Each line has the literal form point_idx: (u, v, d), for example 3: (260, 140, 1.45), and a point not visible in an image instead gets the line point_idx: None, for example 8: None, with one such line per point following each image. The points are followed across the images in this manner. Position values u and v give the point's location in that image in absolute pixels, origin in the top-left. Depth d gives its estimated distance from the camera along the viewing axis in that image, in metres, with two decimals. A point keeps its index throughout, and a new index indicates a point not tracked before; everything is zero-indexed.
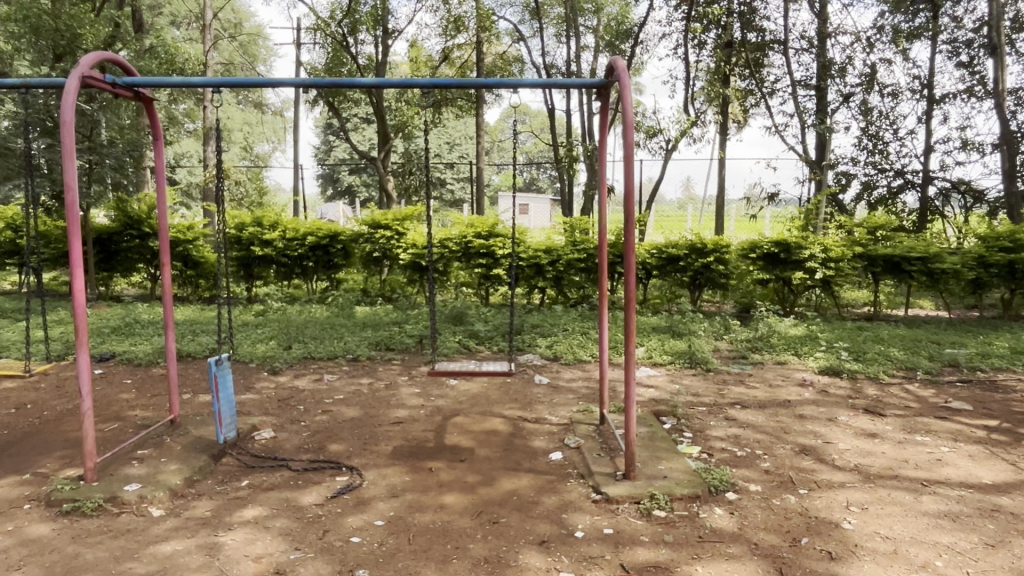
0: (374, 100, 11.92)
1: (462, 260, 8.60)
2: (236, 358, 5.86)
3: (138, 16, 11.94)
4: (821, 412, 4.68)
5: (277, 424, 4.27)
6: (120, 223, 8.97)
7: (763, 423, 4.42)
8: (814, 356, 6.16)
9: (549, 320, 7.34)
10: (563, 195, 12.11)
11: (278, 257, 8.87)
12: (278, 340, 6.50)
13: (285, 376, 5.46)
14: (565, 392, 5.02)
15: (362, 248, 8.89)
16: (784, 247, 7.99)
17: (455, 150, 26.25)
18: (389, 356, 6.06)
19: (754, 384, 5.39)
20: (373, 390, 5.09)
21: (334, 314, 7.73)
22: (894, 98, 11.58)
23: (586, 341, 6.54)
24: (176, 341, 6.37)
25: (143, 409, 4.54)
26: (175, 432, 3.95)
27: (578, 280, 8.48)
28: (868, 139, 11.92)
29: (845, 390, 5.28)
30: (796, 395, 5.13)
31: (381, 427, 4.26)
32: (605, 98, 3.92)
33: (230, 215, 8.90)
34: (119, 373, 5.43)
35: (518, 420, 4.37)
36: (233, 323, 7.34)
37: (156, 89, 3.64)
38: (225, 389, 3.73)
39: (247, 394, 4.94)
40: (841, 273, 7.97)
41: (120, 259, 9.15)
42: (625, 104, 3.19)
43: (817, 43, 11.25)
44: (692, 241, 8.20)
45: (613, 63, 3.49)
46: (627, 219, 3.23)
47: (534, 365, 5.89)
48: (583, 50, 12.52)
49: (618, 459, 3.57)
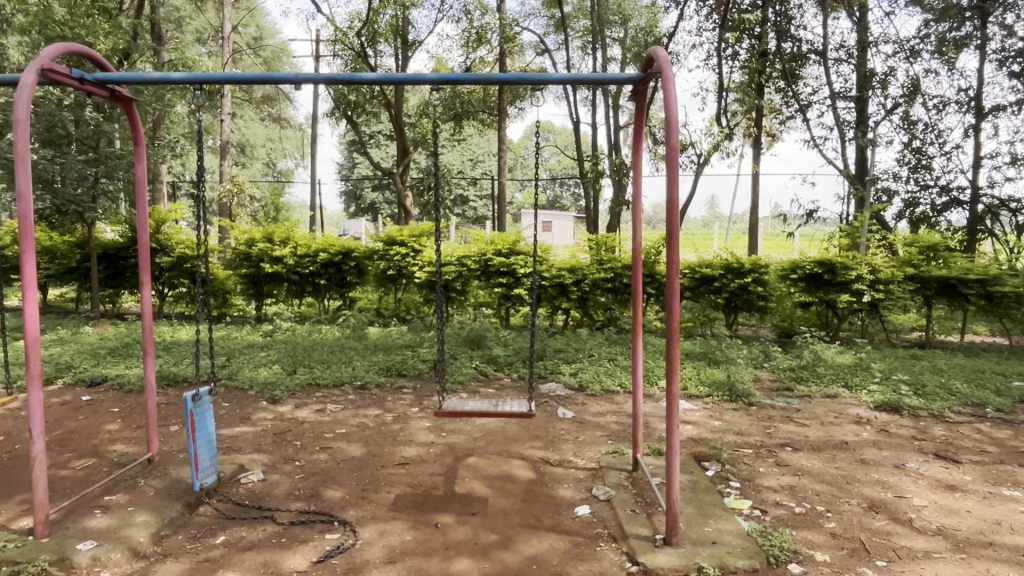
0: (393, 113, 11.59)
1: (481, 279, 8.15)
2: (234, 385, 5.43)
3: (157, 29, 11.76)
4: (886, 457, 4.10)
5: (268, 465, 3.81)
6: (128, 238, 8.74)
7: (821, 470, 3.85)
8: (868, 389, 5.56)
9: (573, 344, 6.84)
10: (589, 212, 11.62)
11: (288, 274, 8.46)
12: (283, 364, 6.06)
13: (287, 406, 5.00)
14: (593, 428, 4.50)
15: (376, 265, 8.43)
16: (828, 267, 7.45)
17: (478, 166, 25.98)
18: (399, 383, 5.58)
19: (804, 421, 4.83)
20: (380, 423, 4.60)
21: (345, 335, 7.30)
22: (940, 110, 10.95)
23: (614, 369, 6.00)
24: (174, 364, 5.95)
25: (125, 443, 4.10)
26: (152, 473, 3.51)
27: (604, 301, 7.95)
28: (910, 154, 11.31)
29: (908, 430, 4.69)
30: (853, 435, 4.55)
31: (384, 469, 3.77)
32: (641, 101, 3.41)
33: (240, 231, 8.54)
34: (108, 400, 5.01)
35: (540, 463, 3.85)
36: (238, 344, 6.92)
37: (139, 85, 3.23)
38: (204, 428, 3.26)
39: (242, 427, 4.49)
40: (891, 296, 7.36)
41: (127, 275, 8.81)
42: (667, 105, 2.69)
43: (856, 53, 10.70)
44: (728, 260, 7.66)
45: (651, 53, 2.99)
46: (669, 236, 2.72)
47: (557, 396, 5.37)
48: (609, 62, 12.08)
49: (657, 517, 3.04)
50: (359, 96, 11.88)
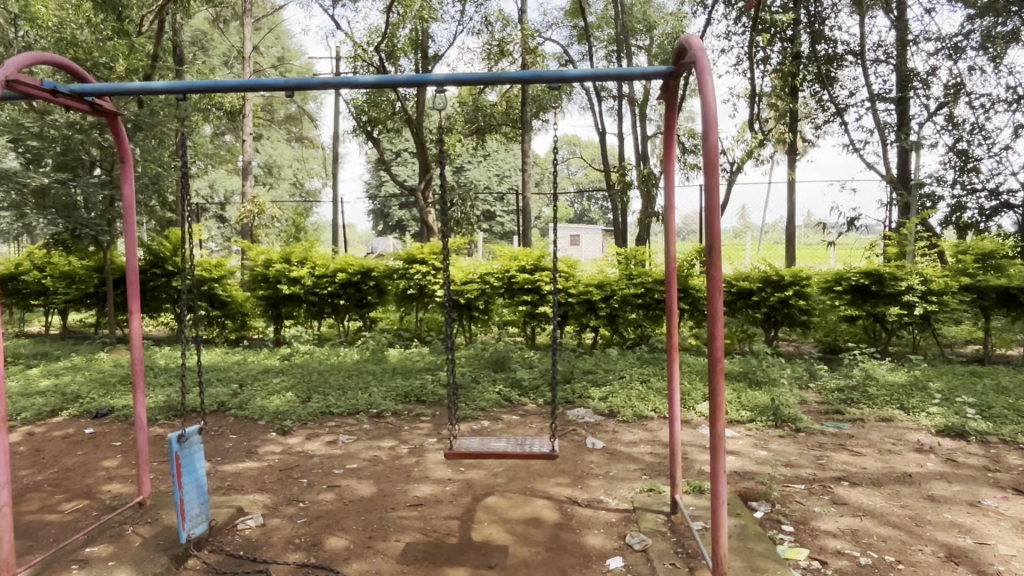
0: (414, 129, 11.36)
1: (505, 297, 7.81)
2: (245, 414, 5.15)
3: (178, 52, 11.76)
4: (958, 492, 3.64)
5: (268, 507, 3.49)
6: (147, 260, 8.49)
7: (885, 509, 3.42)
8: (927, 411, 5.08)
9: (602, 365, 6.47)
10: (617, 225, 11.25)
11: (306, 295, 8.24)
12: (297, 391, 5.77)
13: (297, 437, 4.71)
14: (625, 461, 4.12)
15: (396, 285, 8.15)
16: (875, 278, 6.95)
17: (505, 181, 25.80)
18: (418, 411, 5.25)
19: (860, 450, 4.39)
20: (394, 457, 4.27)
21: (364, 358, 7.01)
22: (987, 109, 10.40)
23: (646, 392, 5.60)
24: (184, 393, 5.69)
25: (121, 482, 3.83)
26: (142, 519, 3.23)
27: (635, 317, 7.55)
28: (955, 156, 10.74)
29: (979, 459, 4.21)
30: (916, 466, 4.09)
31: (394, 511, 3.43)
32: (671, 99, 3.05)
33: (258, 251, 8.37)
34: (111, 433, 4.76)
35: (567, 503, 3.48)
36: (255, 370, 6.67)
37: (116, 97, 3.00)
38: (192, 472, 2.95)
39: (247, 463, 4.19)
40: (945, 308, 6.82)
41: (146, 298, 8.66)
42: (705, 97, 2.33)
43: (896, 52, 10.21)
44: (766, 272, 7.22)
45: (683, 44, 2.62)
46: (710, 249, 2.32)
47: (586, 423, 4.99)
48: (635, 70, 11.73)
49: (700, 573, 2.65)
50: (379, 112, 11.72)
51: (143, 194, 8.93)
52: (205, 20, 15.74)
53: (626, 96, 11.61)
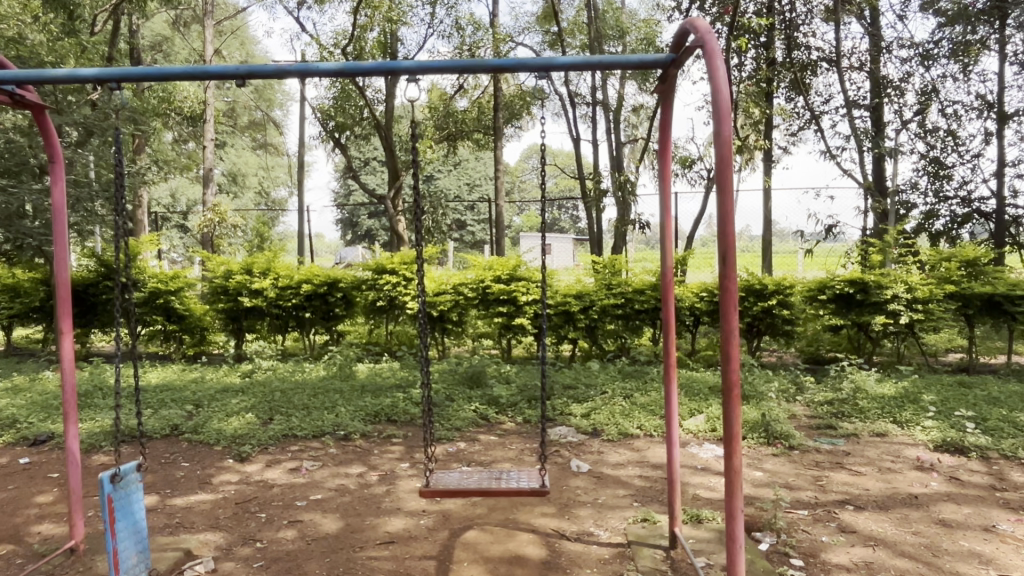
0: (383, 135, 11.00)
1: (479, 308, 7.51)
2: (199, 439, 4.74)
3: (135, 54, 11.27)
4: (969, 516, 3.41)
5: (221, 548, 3.12)
6: (98, 271, 7.99)
7: (896, 536, 3.18)
8: (922, 425, 4.88)
9: (583, 379, 6.17)
10: (592, 233, 11.01)
11: (269, 308, 7.84)
12: (257, 411, 5.37)
13: (256, 464, 4.32)
14: (614, 486, 3.82)
15: (364, 296, 7.78)
16: (860, 286, 6.79)
17: (475, 191, 25.49)
18: (389, 432, 4.90)
19: (859, 469, 4.16)
20: (363, 486, 3.92)
21: (332, 374, 6.63)
22: (958, 117, 10.44)
23: (630, 408, 5.30)
24: (134, 416, 5.25)
25: (54, 521, 3.41)
26: (73, 568, 2.83)
27: (615, 328, 7.31)
28: (928, 163, 10.74)
29: (983, 477, 4.01)
30: (921, 486, 3.87)
31: (362, 551, 3.08)
32: (667, 94, 2.81)
33: (218, 260, 7.95)
34: (49, 463, 4.32)
35: (554, 537, 3.16)
36: (213, 388, 6.25)
37: (34, 85, 2.67)
38: (130, 516, 2.56)
39: (199, 495, 3.80)
40: (931, 317, 6.68)
41: (98, 311, 8.14)
42: (715, 84, 2.06)
43: (870, 59, 10.19)
44: (749, 281, 7.00)
45: (686, 27, 2.35)
46: (723, 257, 2.04)
47: (569, 443, 4.69)
48: (607, 78, 11.62)
49: None
50: (346, 116, 11.33)
51: (93, 202, 8.42)
52: (166, 23, 15.22)
53: (600, 102, 11.42)
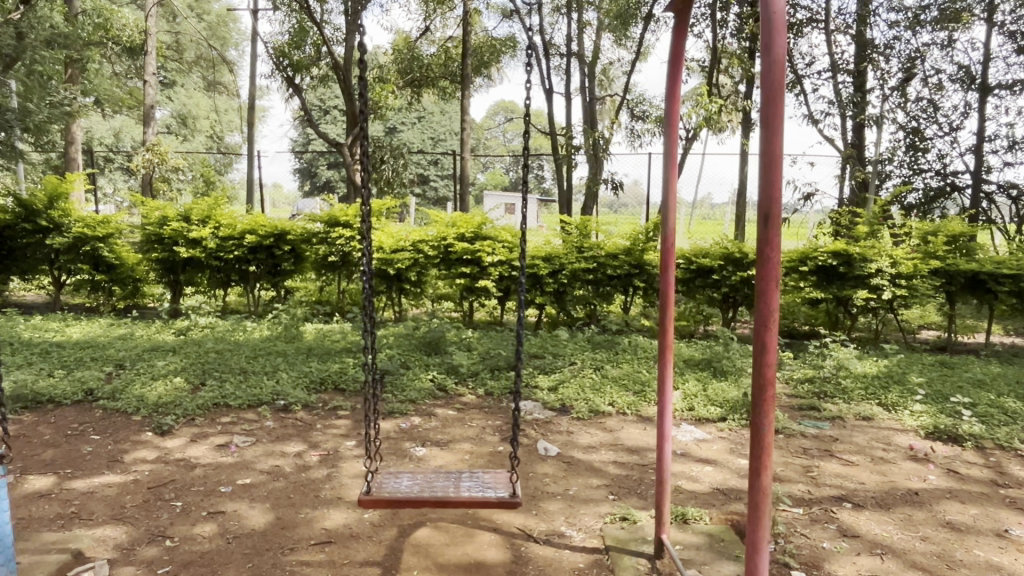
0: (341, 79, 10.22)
1: (441, 268, 6.99)
2: (115, 407, 4.15)
3: None
4: (978, 519, 3.08)
5: (122, 548, 2.60)
6: (15, 213, 7.21)
7: (903, 542, 2.82)
8: (911, 410, 4.58)
9: (550, 349, 5.74)
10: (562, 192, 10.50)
11: (209, 260, 7.19)
12: (188, 374, 4.80)
13: (180, 438, 3.78)
14: (587, 475, 3.39)
15: (314, 250, 7.16)
16: (844, 259, 6.46)
17: (439, 145, 24.66)
18: (335, 403, 4.39)
19: (852, 458, 3.82)
20: (301, 469, 3.41)
21: (276, 334, 6.06)
22: (940, 87, 10.14)
23: (601, 382, 4.89)
24: (44, 378, 4.63)
25: None
26: None
27: (584, 294, 6.88)
28: (907, 135, 10.44)
29: (982, 470, 3.71)
30: (919, 479, 3.55)
31: (292, 554, 2.58)
32: (682, 13, 2.33)
33: (152, 205, 7.24)
34: None
35: (520, 539, 2.72)
36: (140, 347, 5.62)
37: None
38: None
39: (106, 476, 3.25)
40: (914, 293, 6.39)
41: (14, 259, 7.37)
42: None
43: (857, 22, 9.76)
44: (728, 249, 6.69)
45: None
46: (765, 218, 1.55)
47: (535, 420, 4.25)
48: (583, 30, 10.99)
49: None
50: (302, 56, 10.46)
51: None
52: None
53: (575, 54, 10.80)
